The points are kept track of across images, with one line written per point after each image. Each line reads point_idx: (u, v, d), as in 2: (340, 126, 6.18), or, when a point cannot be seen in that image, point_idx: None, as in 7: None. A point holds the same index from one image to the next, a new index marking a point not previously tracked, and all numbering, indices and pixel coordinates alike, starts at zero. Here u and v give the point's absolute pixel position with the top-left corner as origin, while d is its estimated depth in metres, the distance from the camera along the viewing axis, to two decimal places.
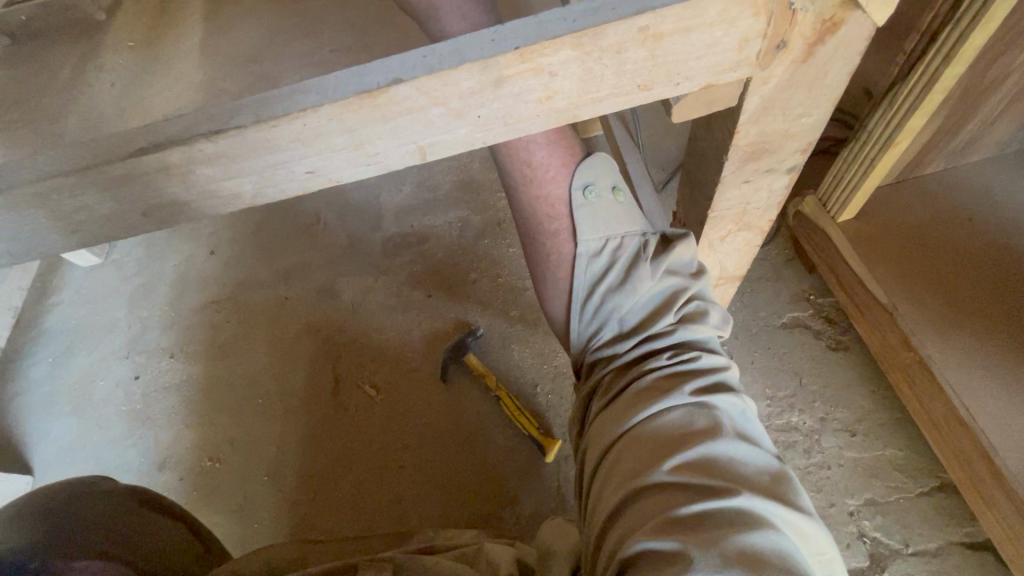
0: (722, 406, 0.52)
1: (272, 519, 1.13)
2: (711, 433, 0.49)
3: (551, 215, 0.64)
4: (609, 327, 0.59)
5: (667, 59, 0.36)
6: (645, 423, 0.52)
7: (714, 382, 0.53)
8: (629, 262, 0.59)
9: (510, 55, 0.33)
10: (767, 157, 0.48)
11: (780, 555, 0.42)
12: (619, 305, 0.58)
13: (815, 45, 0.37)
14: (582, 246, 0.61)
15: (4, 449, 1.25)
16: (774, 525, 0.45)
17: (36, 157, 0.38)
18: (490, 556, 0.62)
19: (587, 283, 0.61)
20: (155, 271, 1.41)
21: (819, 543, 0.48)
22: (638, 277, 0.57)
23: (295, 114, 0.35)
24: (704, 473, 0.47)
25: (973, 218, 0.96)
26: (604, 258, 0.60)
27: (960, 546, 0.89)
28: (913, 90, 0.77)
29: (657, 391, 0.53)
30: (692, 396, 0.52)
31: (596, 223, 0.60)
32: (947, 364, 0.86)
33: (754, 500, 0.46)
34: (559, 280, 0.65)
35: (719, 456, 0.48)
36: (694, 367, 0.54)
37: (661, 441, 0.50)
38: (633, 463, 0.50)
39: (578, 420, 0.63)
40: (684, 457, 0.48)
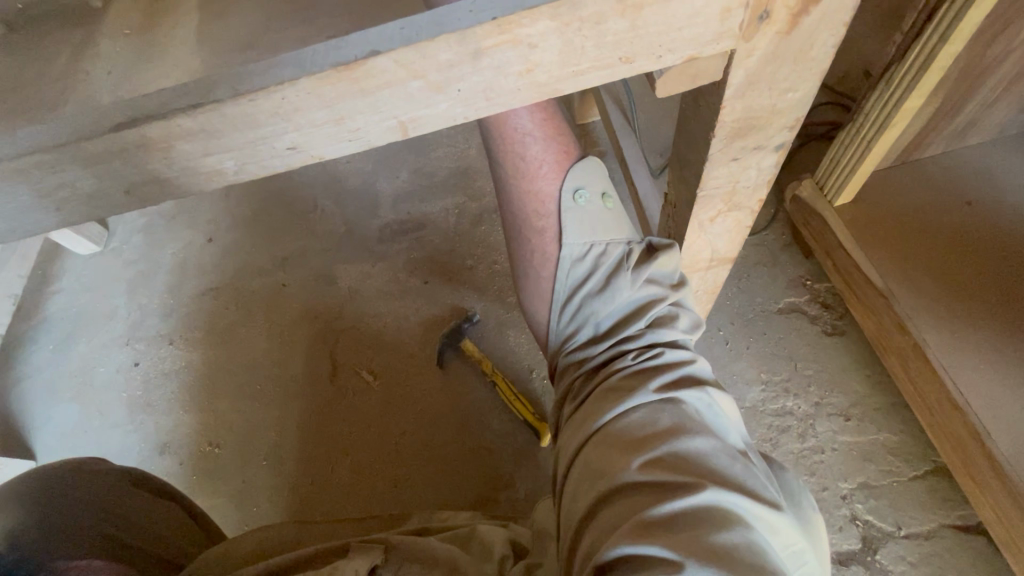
0: (688, 401, 0.52)
1: (270, 503, 1.14)
2: (676, 430, 0.49)
3: (539, 213, 0.64)
4: (584, 332, 0.59)
5: (648, 31, 0.35)
6: (611, 424, 0.52)
7: (679, 377, 0.54)
8: (611, 268, 0.59)
9: (487, 26, 0.33)
10: (754, 135, 0.47)
11: (751, 550, 0.42)
12: (596, 310, 0.58)
13: (800, 15, 0.37)
14: (567, 249, 0.61)
15: (7, 434, 1.26)
16: (743, 520, 0.45)
17: (17, 133, 0.38)
18: (483, 539, 0.63)
19: (569, 286, 0.61)
20: (153, 259, 1.41)
21: (791, 536, 0.48)
22: (619, 285, 0.57)
23: (272, 88, 0.35)
24: (670, 469, 0.47)
25: (972, 202, 0.95)
26: (586, 262, 0.60)
27: (952, 529, 0.89)
28: (910, 70, 0.76)
29: (624, 391, 0.53)
30: (656, 394, 0.52)
31: (584, 228, 0.61)
32: (942, 348, 0.86)
33: (723, 494, 0.45)
34: (540, 281, 0.64)
35: (685, 451, 0.48)
36: (662, 364, 0.54)
37: (626, 441, 0.50)
38: (601, 465, 0.50)
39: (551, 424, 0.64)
40: (649, 455, 0.48)
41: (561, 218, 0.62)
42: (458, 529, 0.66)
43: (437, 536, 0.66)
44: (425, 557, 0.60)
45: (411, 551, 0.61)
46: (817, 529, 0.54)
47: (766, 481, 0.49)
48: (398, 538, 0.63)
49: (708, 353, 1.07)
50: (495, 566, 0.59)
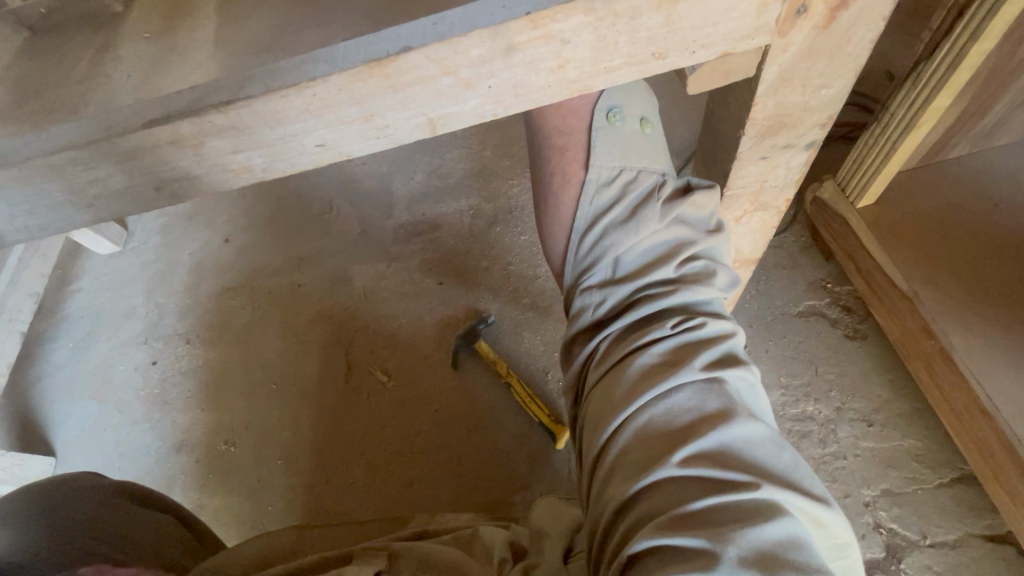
0: (731, 382, 0.50)
1: (285, 503, 1.14)
2: (724, 415, 0.47)
3: (564, 129, 0.60)
4: (603, 268, 0.57)
5: (682, 26, 0.35)
6: (654, 407, 0.49)
7: (722, 354, 0.52)
8: (639, 200, 0.57)
9: (521, 22, 0.33)
10: (785, 132, 0.47)
11: (796, 546, 0.41)
12: (617, 245, 0.56)
13: (838, 10, 0.36)
14: (595, 171, 0.58)
15: (28, 430, 1.28)
16: (790, 512, 0.44)
17: (52, 131, 0.39)
18: (483, 542, 0.62)
19: (590, 215, 0.58)
20: (171, 259, 1.43)
21: (833, 527, 0.47)
22: (646, 220, 0.55)
23: (304, 84, 0.35)
24: (717, 462, 0.46)
25: (1000, 204, 0.93)
26: (612, 191, 0.57)
27: (980, 539, 0.87)
28: (939, 68, 0.75)
29: (667, 367, 0.50)
30: (702, 373, 0.50)
31: (614, 151, 0.58)
32: (970, 352, 0.84)
33: (772, 490, 0.44)
34: (559, 200, 0.61)
35: (733, 442, 0.47)
36: (703, 337, 0.52)
37: (671, 431, 0.48)
38: (642, 453, 0.48)
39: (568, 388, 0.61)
40: (694, 447, 0.46)
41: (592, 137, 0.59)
42: (460, 530, 0.66)
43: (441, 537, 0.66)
44: (430, 563, 0.59)
45: (417, 557, 0.60)
46: None
47: (810, 472, 0.48)
48: (404, 545, 0.62)
49: None
50: (494, 567, 0.58)
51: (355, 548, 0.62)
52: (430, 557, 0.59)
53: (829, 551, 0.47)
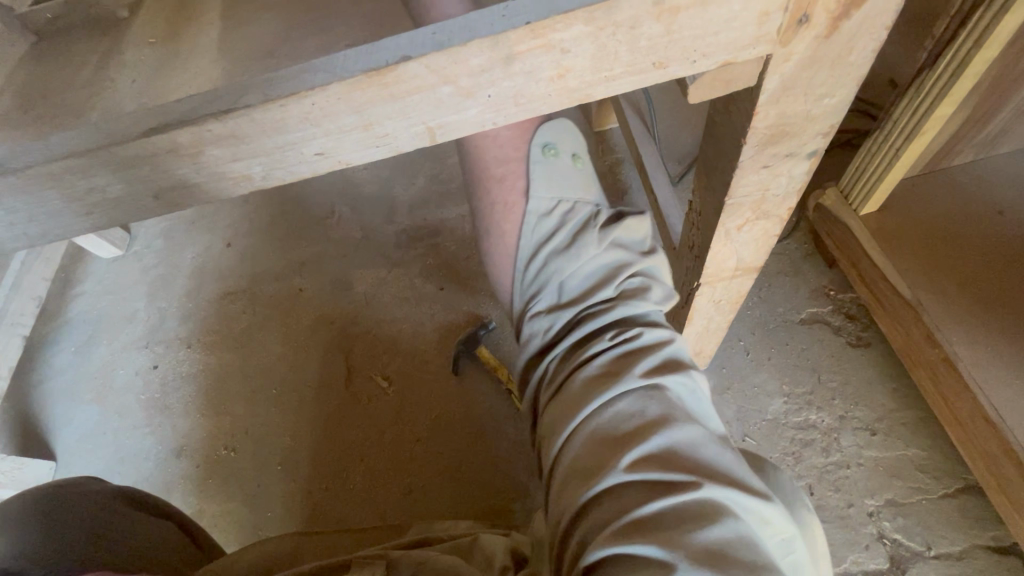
0: (672, 387, 0.52)
1: (284, 509, 1.14)
2: (665, 419, 0.49)
3: (502, 164, 0.66)
4: (549, 292, 0.60)
5: (683, 35, 0.34)
6: (597, 416, 0.51)
7: (662, 361, 0.54)
8: (579, 225, 0.61)
9: (521, 31, 0.33)
10: (786, 142, 0.46)
11: (744, 545, 0.41)
12: (560, 269, 0.60)
13: (840, 19, 0.36)
14: (534, 203, 0.63)
15: (28, 434, 1.28)
16: (735, 513, 0.43)
17: (50, 138, 0.38)
18: (484, 549, 0.61)
19: (534, 243, 0.63)
20: (173, 263, 1.43)
21: (783, 526, 0.46)
22: (584, 244, 0.59)
23: (303, 93, 0.35)
24: (661, 465, 0.46)
25: (1004, 212, 0.92)
26: (553, 219, 0.62)
27: (985, 550, 0.86)
28: (942, 75, 0.74)
29: (608, 377, 0.52)
30: (641, 380, 0.51)
31: (551, 183, 0.62)
32: (973, 361, 0.84)
33: (716, 490, 0.44)
34: (504, 230, 0.67)
35: (675, 445, 0.48)
36: (641, 346, 0.54)
37: (615, 437, 0.49)
38: (591, 461, 0.48)
39: (527, 410, 0.63)
40: (638, 451, 0.47)
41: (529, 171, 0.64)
42: (460, 538, 0.65)
43: (440, 545, 0.65)
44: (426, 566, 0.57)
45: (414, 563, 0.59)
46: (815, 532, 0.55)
47: (752, 471, 0.48)
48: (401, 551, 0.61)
49: (728, 363, 1.05)
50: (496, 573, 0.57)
51: (352, 557, 0.61)
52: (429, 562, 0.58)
53: (780, 549, 0.45)
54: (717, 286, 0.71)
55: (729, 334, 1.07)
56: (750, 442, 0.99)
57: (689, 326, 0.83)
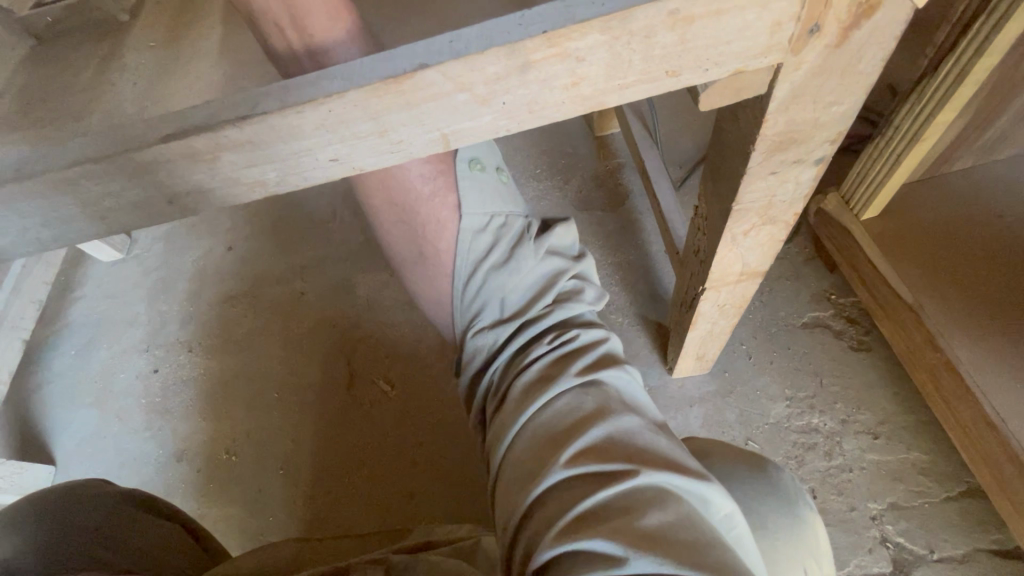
0: (608, 382, 0.54)
1: (285, 513, 1.14)
2: (600, 413, 0.51)
3: (423, 182, 0.61)
4: (491, 308, 0.60)
5: (697, 45, 0.35)
6: (539, 418, 0.52)
7: (596, 358, 0.56)
8: (513, 240, 0.61)
9: (537, 40, 0.33)
10: (794, 148, 0.47)
11: (684, 525, 0.43)
12: (500, 283, 0.60)
13: (850, 29, 0.36)
14: (468, 219, 0.61)
15: (27, 439, 1.27)
16: (671, 494, 0.46)
17: (68, 143, 0.39)
18: (487, 553, 0.62)
19: (471, 261, 0.61)
20: (174, 267, 1.43)
21: (720, 504, 0.48)
22: (522, 257, 0.60)
23: (320, 100, 0.35)
24: (600, 456, 0.48)
25: (1003, 217, 0.93)
26: (488, 235, 0.62)
27: (987, 554, 0.87)
28: (943, 83, 0.75)
29: (547, 381, 0.54)
30: (576, 378, 0.54)
31: (483, 199, 0.61)
32: (974, 365, 0.84)
33: (653, 475, 0.46)
34: (435, 255, 0.63)
35: (612, 436, 0.50)
36: (578, 347, 0.57)
37: (553, 436, 0.51)
38: (535, 463, 0.49)
39: (475, 421, 0.63)
40: (577, 446, 0.49)
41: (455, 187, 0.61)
42: (461, 542, 0.65)
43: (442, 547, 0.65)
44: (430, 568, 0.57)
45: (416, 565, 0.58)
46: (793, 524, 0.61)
47: (688, 455, 0.51)
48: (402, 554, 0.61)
49: (731, 367, 1.06)
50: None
51: (353, 560, 0.61)
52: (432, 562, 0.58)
53: (720, 527, 0.48)
54: (721, 291, 0.72)
55: (732, 338, 1.07)
56: (753, 446, 1.00)
57: (693, 330, 0.83)
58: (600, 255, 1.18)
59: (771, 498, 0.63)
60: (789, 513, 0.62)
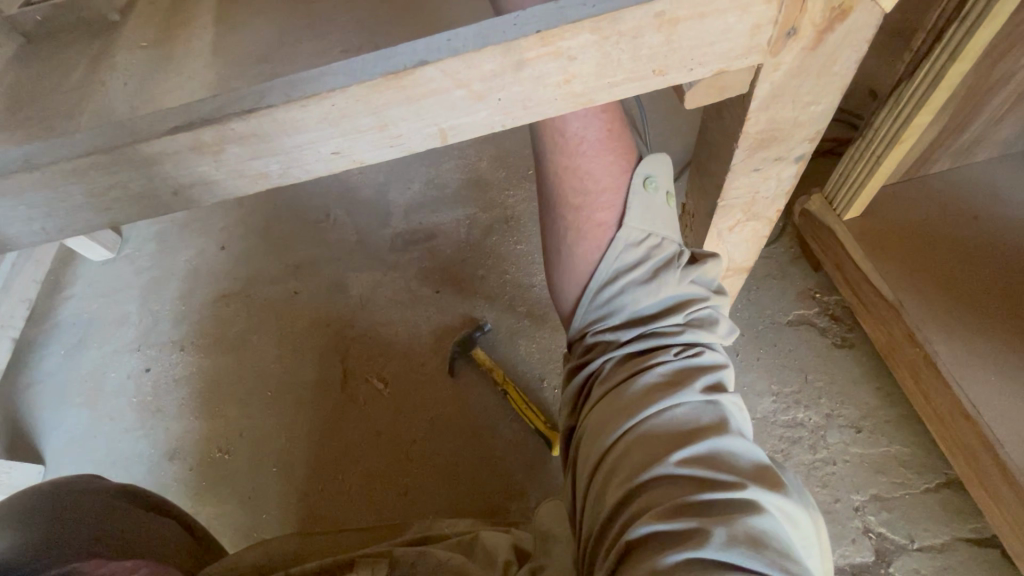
0: (726, 402, 0.53)
1: (280, 511, 1.14)
2: (718, 428, 0.50)
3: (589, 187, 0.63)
4: (621, 316, 0.59)
5: (681, 45, 0.37)
6: (654, 417, 0.51)
7: (718, 380, 0.54)
8: (660, 264, 0.60)
9: (532, 39, 0.35)
10: (776, 145, 0.49)
11: (781, 543, 0.44)
12: (637, 300, 0.58)
13: (825, 32, 0.39)
14: (625, 230, 0.61)
15: (16, 438, 1.26)
16: (773, 515, 0.45)
17: (73, 136, 0.40)
18: (486, 547, 0.63)
19: (613, 269, 0.61)
20: (166, 266, 1.43)
21: (808, 532, 0.48)
22: (668, 280, 0.58)
23: (323, 95, 0.36)
24: (710, 466, 0.48)
25: (979, 217, 0.97)
26: (639, 252, 0.60)
27: (966, 542, 0.89)
28: (919, 87, 0.78)
29: (666, 386, 0.53)
30: (700, 393, 0.52)
31: (646, 215, 0.61)
32: (953, 360, 0.87)
33: (759, 492, 0.46)
34: (577, 257, 0.64)
35: (724, 449, 0.49)
36: (701, 363, 0.55)
37: (668, 437, 0.50)
38: (643, 455, 0.50)
39: (567, 401, 0.63)
40: (691, 451, 0.49)
41: (622, 200, 0.62)
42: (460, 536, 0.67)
43: (441, 543, 0.66)
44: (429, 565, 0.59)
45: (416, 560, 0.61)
46: None
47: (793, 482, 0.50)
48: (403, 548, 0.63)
49: None
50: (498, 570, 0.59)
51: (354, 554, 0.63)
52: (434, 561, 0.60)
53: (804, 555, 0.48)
54: None
55: None
56: None
57: None
58: None
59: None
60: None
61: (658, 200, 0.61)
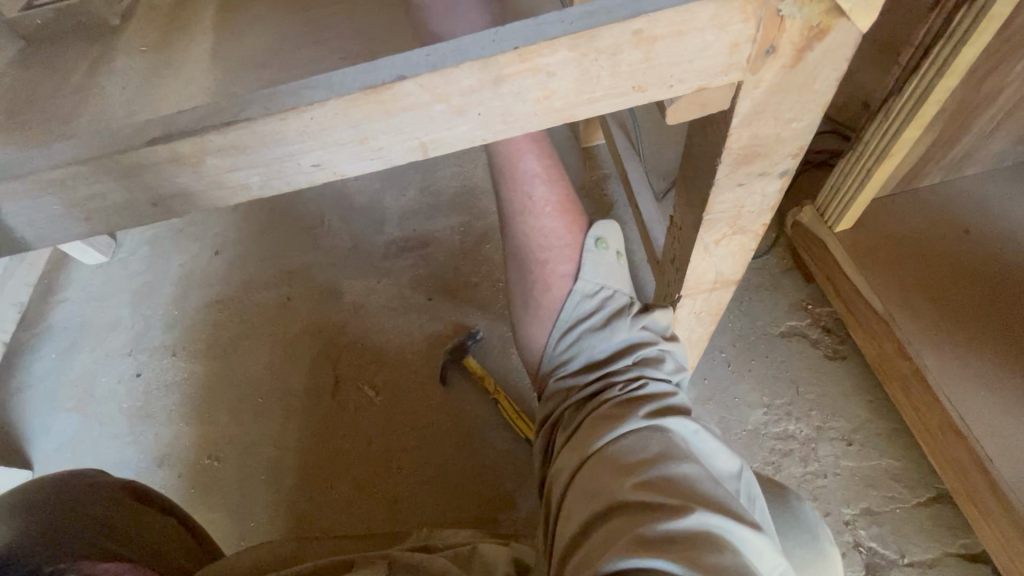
0: (672, 429, 0.56)
1: (268, 518, 1.13)
2: (664, 455, 0.53)
3: (550, 245, 0.72)
4: (579, 360, 0.66)
5: (660, 62, 0.37)
6: (604, 448, 0.56)
7: (665, 408, 0.58)
8: (613, 312, 0.66)
9: (510, 55, 0.35)
10: (759, 161, 0.49)
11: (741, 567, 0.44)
12: (592, 344, 0.65)
13: (804, 51, 0.39)
14: (580, 283, 0.68)
15: (4, 443, 1.25)
16: (727, 538, 0.46)
17: (55, 145, 0.40)
18: (484, 558, 0.62)
19: (572, 318, 0.67)
20: (160, 271, 1.43)
21: (768, 556, 0.49)
22: (618, 327, 0.65)
23: (302, 108, 0.36)
24: (661, 491, 0.50)
25: (969, 231, 0.97)
26: (594, 301, 0.66)
27: (957, 558, 0.89)
28: (908, 102, 0.78)
29: (615, 418, 0.57)
30: (644, 421, 0.56)
31: (599, 271, 0.68)
32: (942, 375, 0.87)
33: (709, 515, 0.47)
34: (541, 307, 0.72)
35: (673, 474, 0.51)
36: (648, 395, 0.59)
37: (619, 466, 0.53)
38: (596, 485, 0.53)
39: (539, 449, 0.68)
40: (640, 477, 0.51)
41: (579, 257, 0.70)
42: (458, 548, 0.65)
43: (439, 553, 0.66)
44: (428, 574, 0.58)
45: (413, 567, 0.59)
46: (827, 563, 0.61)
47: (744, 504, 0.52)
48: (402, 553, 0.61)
49: (710, 375, 1.08)
50: None
51: (354, 557, 0.62)
52: (430, 564, 0.59)
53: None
54: (697, 298, 0.74)
55: (711, 346, 1.10)
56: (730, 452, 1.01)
57: None
58: None
59: (790, 529, 0.63)
60: (808, 546, 0.62)
61: (611, 258, 0.68)
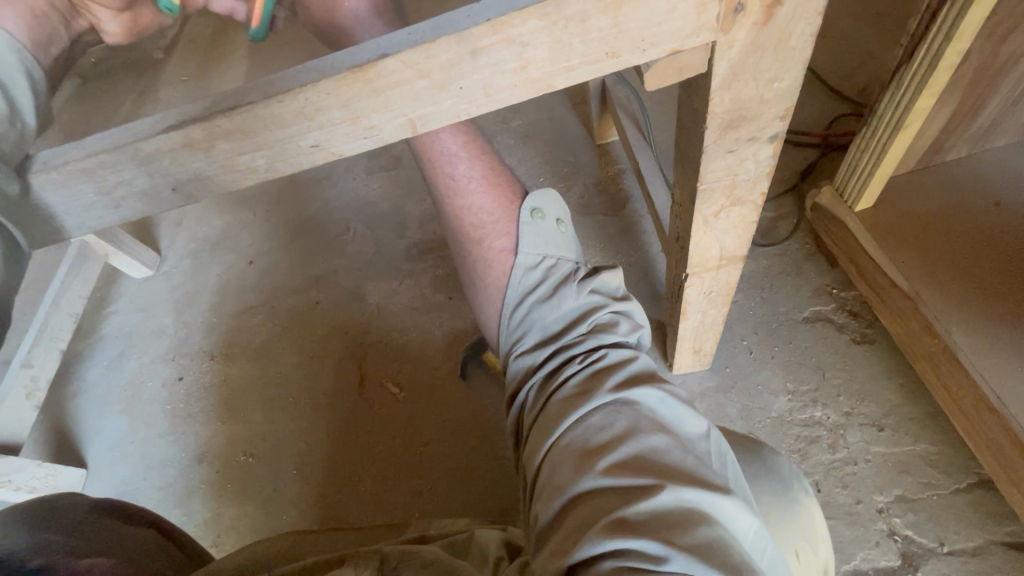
0: (641, 399, 0.57)
1: (297, 510, 1.18)
2: (631, 431, 0.54)
3: (483, 220, 0.71)
4: (532, 335, 0.65)
5: (629, 26, 0.39)
6: (571, 431, 0.56)
7: (629, 377, 0.59)
8: (559, 279, 0.67)
9: (482, 27, 0.38)
10: (746, 125, 0.50)
11: (710, 542, 0.47)
12: (545, 315, 0.65)
13: (773, 7, 0.40)
14: (521, 255, 0.68)
15: (63, 444, 1.34)
16: (698, 512, 0.49)
17: (89, 139, 0.45)
18: (479, 544, 0.63)
19: (519, 294, 0.67)
20: (199, 281, 1.51)
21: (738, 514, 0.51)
22: (565, 295, 0.65)
23: (297, 90, 0.40)
24: (632, 471, 0.51)
25: (1000, 203, 0.93)
26: (538, 272, 0.67)
27: (1001, 546, 0.84)
28: (919, 69, 0.77)
29: (582, 398, 0.57)
30: (611, 396, 0.57)
31: (539, 240, 0.69)
32: (973, 350, 0.84)
33: (680, 491, 0.49)
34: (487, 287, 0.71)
35: (643, 453, 0.53)
36: (609, 365, 0.60)
37: (586, 449, 0.54)
38: (563, 471, 0.53)
39: (510, 432, 0.67)
40: (610, 459, 0.52)
41: (515, 229, 0.70)
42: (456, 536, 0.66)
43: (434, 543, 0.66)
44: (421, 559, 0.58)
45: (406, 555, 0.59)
46: (802, 506, 0.66)
47: (714, 469, 0.54)
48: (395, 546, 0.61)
49: (732, 363, 1.05)
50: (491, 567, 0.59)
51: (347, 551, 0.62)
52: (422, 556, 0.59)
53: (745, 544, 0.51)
54: (705, 277, 0.73)
55: (733, 334, 1.08)
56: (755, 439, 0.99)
57: (685, 321, 0.85)
58: (603, 260, 1.22)
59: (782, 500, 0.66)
60: (784, 495, 0.66)
61: (550, 226, 0.69)
